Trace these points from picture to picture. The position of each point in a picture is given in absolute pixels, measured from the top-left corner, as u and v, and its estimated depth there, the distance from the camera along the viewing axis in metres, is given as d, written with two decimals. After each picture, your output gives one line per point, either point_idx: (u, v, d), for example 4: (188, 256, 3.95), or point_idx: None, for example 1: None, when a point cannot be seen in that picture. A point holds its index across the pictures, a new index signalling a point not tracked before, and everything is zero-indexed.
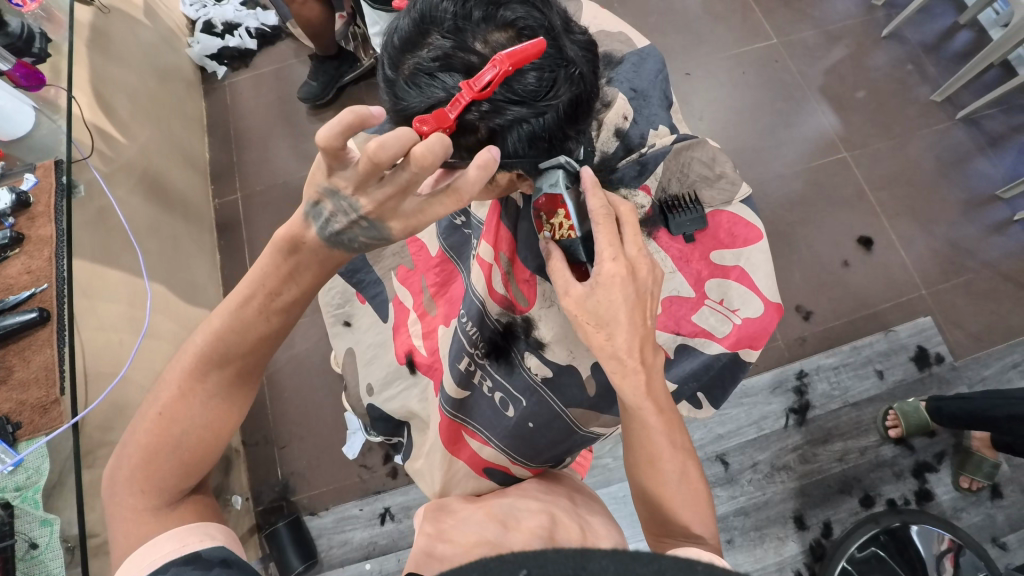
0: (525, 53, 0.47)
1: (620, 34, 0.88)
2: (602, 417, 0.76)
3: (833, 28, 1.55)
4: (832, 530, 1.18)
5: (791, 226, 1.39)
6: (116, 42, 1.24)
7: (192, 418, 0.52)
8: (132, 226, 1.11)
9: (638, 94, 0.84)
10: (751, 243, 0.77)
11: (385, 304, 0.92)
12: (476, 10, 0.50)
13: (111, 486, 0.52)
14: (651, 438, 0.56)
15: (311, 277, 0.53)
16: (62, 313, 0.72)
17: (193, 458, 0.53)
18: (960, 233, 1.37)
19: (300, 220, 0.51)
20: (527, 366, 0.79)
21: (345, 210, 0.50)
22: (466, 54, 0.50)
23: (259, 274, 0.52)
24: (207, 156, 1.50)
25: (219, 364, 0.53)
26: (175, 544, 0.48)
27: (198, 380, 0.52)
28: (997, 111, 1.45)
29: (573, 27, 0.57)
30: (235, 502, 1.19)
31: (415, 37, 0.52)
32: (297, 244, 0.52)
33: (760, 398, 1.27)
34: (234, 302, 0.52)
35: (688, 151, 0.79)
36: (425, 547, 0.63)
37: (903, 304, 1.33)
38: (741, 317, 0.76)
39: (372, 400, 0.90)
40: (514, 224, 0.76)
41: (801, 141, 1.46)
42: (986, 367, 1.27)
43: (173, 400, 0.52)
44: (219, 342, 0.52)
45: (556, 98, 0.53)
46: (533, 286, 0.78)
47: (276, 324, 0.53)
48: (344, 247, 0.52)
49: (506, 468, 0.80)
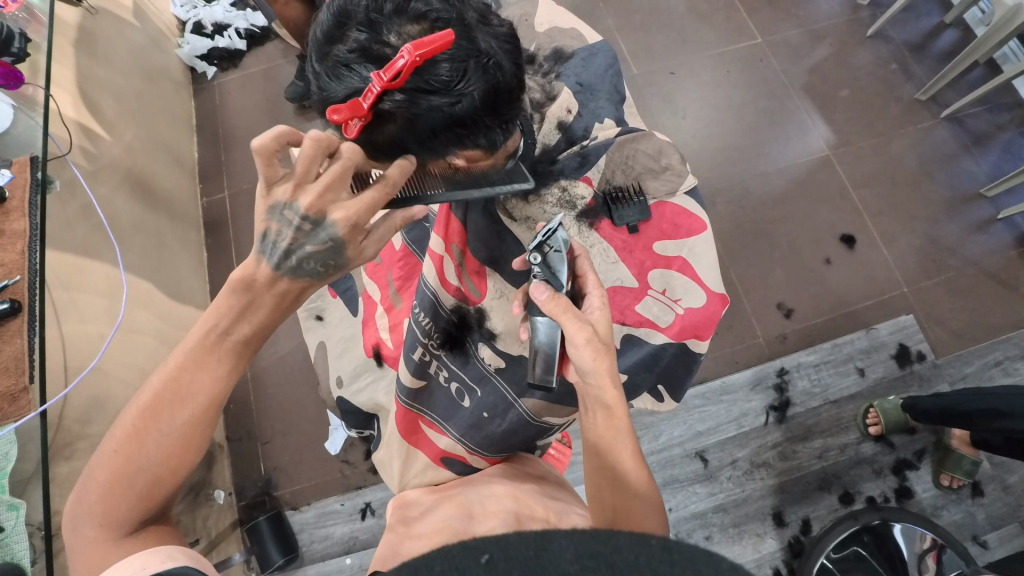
0: (433, 45, 0.48)
1: (573, 30, 0.89)
2: (563, 410, 0.77)
3: (818, 27, 1.56)
4: (811, 527, 1.18)
5: (772, 224, 1.40)
6: (103, 43, 1.26)
7: (147, 456, 0.50)
8: (114, 223, 1.12)
9: (584, 88, 0.85)
10: (694, 233, 0.79)
11: (356, 298, 0.94)
12: (388, 3, 0.51)
13: (70, 521, 0.51)
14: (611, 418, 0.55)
15: (266, 313, 0.55)
16: (34, 305, 0.74)
17: (152, 492, 0.50)
18: (943, 231, 1.37)
19: (251, 260, 0.54)
20: (481, 357, 0.81)
21: (289, 223, 0.53)
22: (381, 46, 0.52)
23: (212, 312, 0.52)
24: (195, 155, 1.52)
25: (176, 402, 0.50)
26: (136, 564, 0.46)
27: (153, 419, 0.50)
28: (982, 110, 1.45)
29: (493, 18, 0.57)
30: (217, 497, 1.21)
31: (334, 30, 0.53)
32: (251, 282, 0.54)
33: (740, 395, 1.27)
34: (192, 339, 0.52)
35: (632, 143, 0.80)
36: (395, 545, 0.63)
37: (885, 302, 1.33)
38: (684, 307, 0.78)
39: (342, 393, 0.91)
40: (464, 216, 0.79)
41: (784, 140, 1.46)
42: (967, 364, 1.27)
43: (127, 438, 0.49)
44: (177, 379, 0.51)
45: (469, 88, 0.54)
46: (484, 279, 0.81)
47: (231, 364, 0.53)
48: (303, 274, 0.56)
49: (464, 458, 0.81)
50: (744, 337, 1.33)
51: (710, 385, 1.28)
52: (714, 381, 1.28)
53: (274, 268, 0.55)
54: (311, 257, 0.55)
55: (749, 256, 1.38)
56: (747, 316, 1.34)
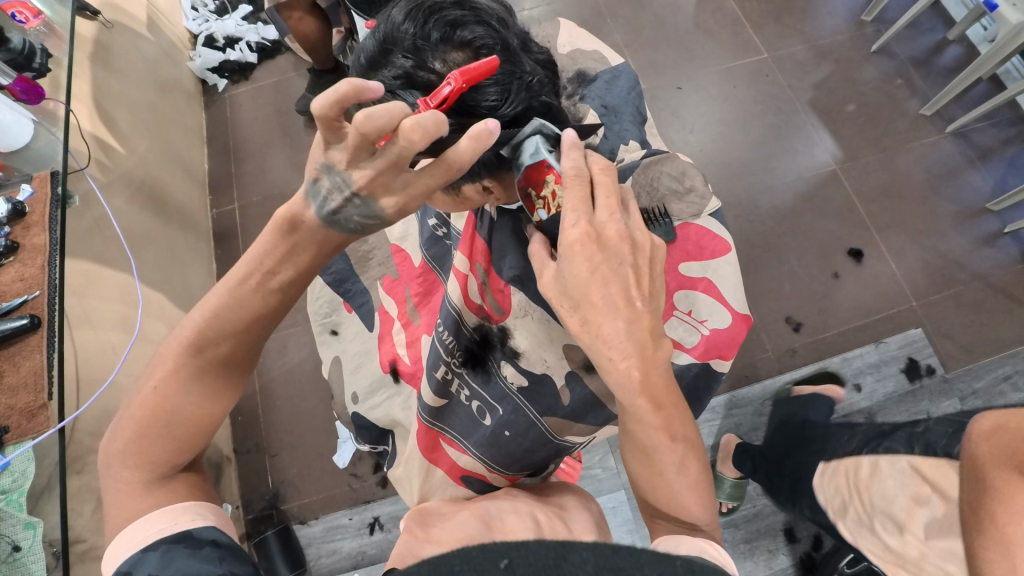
0: (479, 71, 0.48)
1: (594, 52, 0.91)
2: (581, 429, 0.78)
3: (823, 43, 1.58)
4: (823, 543, 1.17)
5: (780, 238, 1.40)
6: (118, 56, 1.28)
7: (187, 395, 0.54)
8: (127, 235, 1.13)
9: (609, 111, 0.87)
10: (718, 255, 0.79)
11: (371, 313, 0.94)
12: (435, 31, 0.52)
13: (106, 459, 0.54)
14: (646, 432, 0.55)
15: (308, 258, 0.55)
16: (53, 320, 0.74)
17: (187, 432, 0.54)
18: (951, 246, 1.38)
19: (300, 200, 0.52)
20: (503, 375, 0.80)
21: (339, 186, 0.51)
22: (427, 72, 0.53)
23: (258, 252, 0.53)
24: (205, 167, 1.53)
25: (216, 339, 0.54)
26: (168, 519, 0.49)
27: (194, 357, 0.53)
28: (986, 125, 1.47)
29: (532, 45, 0.59)
30: (225, 510, 1.20)
31: (379, 56, 0.54)
32: (297, 224, 0.53)
33: (750, 410, 1.28)
34: (234, 280, 0.54)
35: (657, 165, 0.81)
36: (411, 548, 0.63)
37: (893, 316, 1.33)
38: (708, 328, 0.78)
39: (357, 408, 0.91)
40: (489, 235, 0.79)
41: (791, 155, 1.48)
42: (978, 379, 1.27)
43: (169, 375, 0.53)
44: (216, 319, 0.53)
45: (512, 109, 0.56)
46: (507, 296, 0.80)
47: (272, 305, 0.55)
48: (341, 227, 0.54)
49: (483, 476, 0.81)
50: (753, 350, 1.33)
51: (719, 399, 1.29)
52: (723, 395, 1.30)
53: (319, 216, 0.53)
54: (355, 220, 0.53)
55: (757, 270, 1.38)
56: (757, 331, 1.34)
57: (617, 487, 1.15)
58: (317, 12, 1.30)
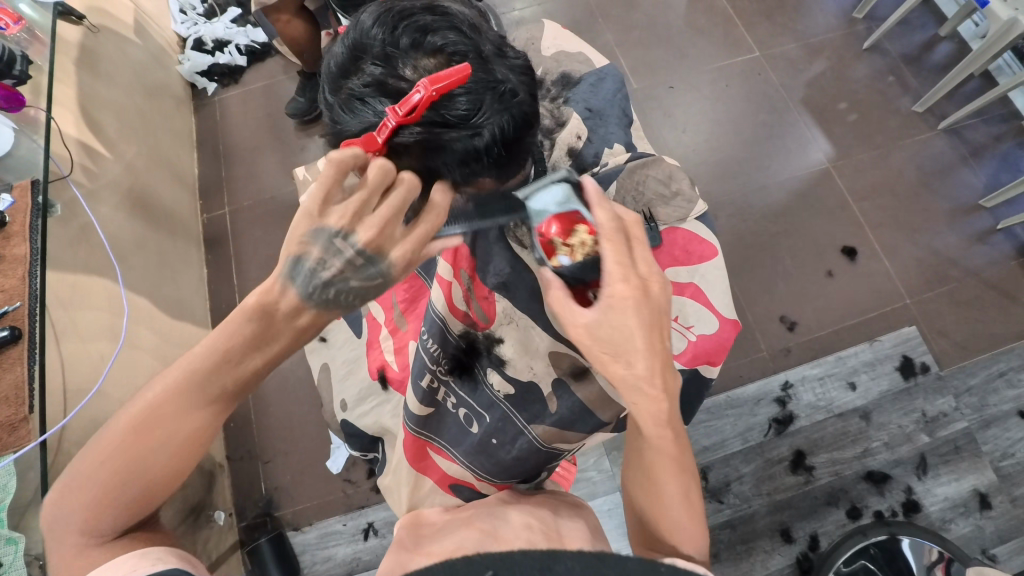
0: (449, 79, 0.50)
1: (578, 54, 0.91)
2: (571, 436, 0.77)
3: (815, 41, 1.57)
4: (820, 543, 1.17)
5: (773, 237, 1.40)
6: (104, 61, 1.26)
7: (142, 468, 0.47)
8: (112, 243, 1.11)
9: (595, 113, 0.86)
10: (706, 259, 0.79)
11: (359, 320, 0.93)
12: (404, 37, 0.52)
13: (50, 515, 0.48)
14: (654, 458, 0.55)
15: (288, 340, 0.51)
16: (34, 332, 0.72)
17: (141, 504, 0.48)
18: (944, 243, 1.38)
19: (281, 280, 0.50)
20: (490, 383, 0.79)
21: (330, 257, 0.50)
22: (397, 80, 0.52)
23: (232, 327, 0.48)
24: (195, 172, 1.52)
25: (176, 415, 0.48)
26: (125, 568, 0.44)
27: (142, 447, 0.47)
28: (978, 121, 1.47)
29: (508, 51, 0.58)
30: (218, 518, 1.19)
31: (348, 64, 0.53)
32: (278, 306, 0.50)
33: (745, 410, 1.27)
34: (195, 362, 0.48)
35: (642, 169, 0.81)
36: (405, 561, 0.62)
37: (887, 314, 1.33)
38: (696, 334, 0.77)
39: (346, 416, 0.90)
40: (473, 242, 0.77)
41: (784, 154, 1.47)
42: (971, 376, 1.27)
43: (122, 446, 0.46)
44: (181, 393, 0.48)
45: (485, 121, 0.54)
46: (492, 303, 0.80)
47: (245, 383, 0.51)
48: (337, 305, 0.52)
49: (472, 484, 0.81)
50: (748, 350, 1.32)
51: (716, 399, 1.28)
52: (719, 395, 1.28)
53: (302, 297, 0.51)
54: (351, 291, 0.52)
55: (751, 269, 1.38)
56: (751, 330, 1.34)
57: (613, 490, 1.15)
58: (305, 14, 1.29)
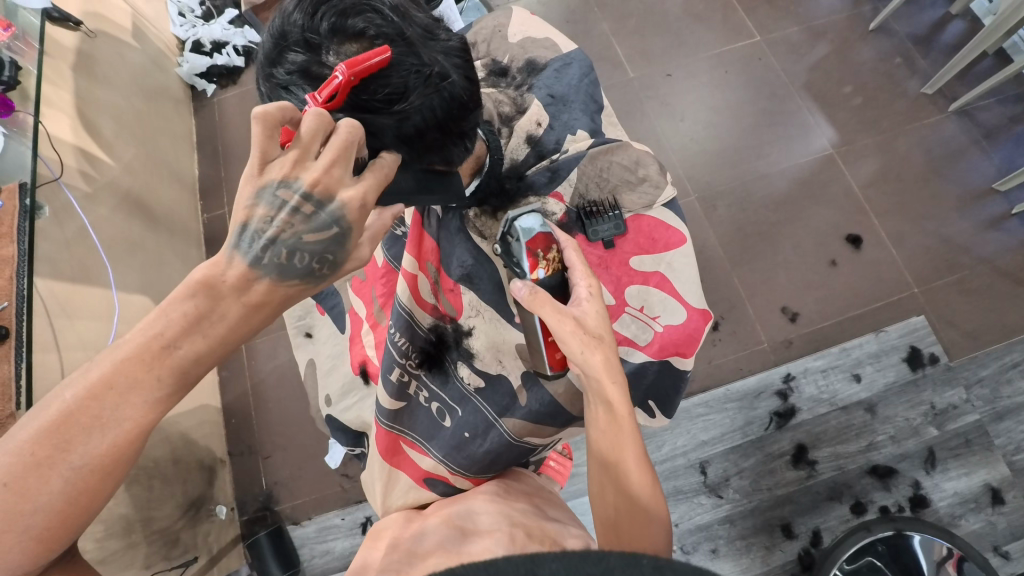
0: (368, 62, 0.49)
1: (547, 40, 0.90)
2: (545, 430, 0.78)
3: (818, 23, 1.53)
4: (822, 538, 1.14)
5: (774, 226, 1.36)
6: (101, 65, 1.28)
7: (49, 492, 0.44)
8: (106, 244, 1.12)
9: (556, 100, 0.86)
10: (671, 247, 0.79)
11: (342, 315, 0.94)
12: (324, 22, 0.51)
13: None
14: (622, 439, 0.59)
15: (223, 327, 0.48)
16: (21, 331, 0.74)
17: (52, 530, 0.45)
18: (954, 229, 1.33)
19: (224, 255, 0.48)
20: (460, 376, 0.81)
21: (276, 211, 0.49)
22: (320, 67, 0.52)
23: (159, 321, 0.46)
24: (195, 172, 1.54)
25: (91, 428, 0.44)
26: None
27: (58, 449, 0.44)
28: (991, 102, 1.41)
29: (440, 33, 0.57)
30: (219, 512, 1.22)
31: (273, 53, 0.53)
32: (216, 285, 0.47)
33: (744, 403, 1.24)
34: (124, 354, 0.46)
35: (606, 155, 0.81)
36: (384, 559, 0.62)
37: (894, 304, 1.29)
38: (662, 324, 0.78)
39: (331, 411, 0.92)
40: (437, 233, 0.80)
41: (786, 141, 1.43)
42: (983, 367, 1.23)
43: (27, 469, 0.43)
44: (94, 402, 0.45)
45: (411, 104, 0.54)
46: (459, 295, 0.81)
47: (173, 385, 0.47)
48: (293, 271, 0.50)
49: (446, 479, 0.81)
50: (748, 343, 1.29)
51: (714, 393, 1.25)
52: (717, 389, 1.25)
53: (251, 266, 0.48)
54: (308, 252, 0.50)
55: (752, 259, 1.34)
56: (751, 322, 1.30)
57: None
58: None
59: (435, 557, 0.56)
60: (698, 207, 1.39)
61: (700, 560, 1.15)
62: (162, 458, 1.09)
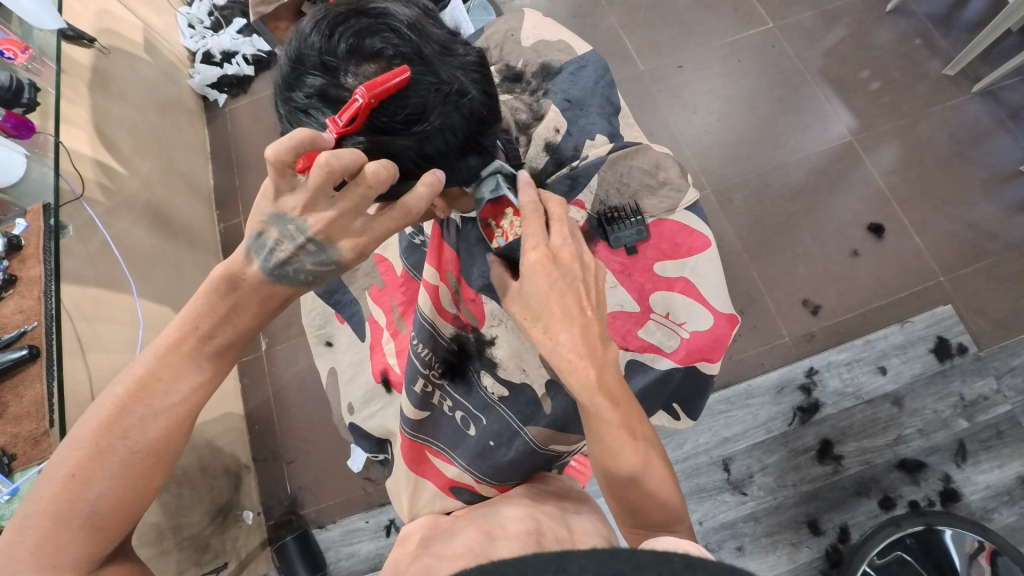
0: (387, 84, 0.49)
1: (559, 43, 0.89)
2: (569, 436, 0.78)
3: (832, 7, 1.49)
4: (850, 534, 1.13)
5: (793, 218, 1.34)
6: (116, 81, 1.30)
7: (109, 479, 0.47)
8: (127, 257, 1.14)
9: (573, 104, 0.84)
10: (695, 252, 0.78)
11: (362, 323, 0.95)
12: (341, 44, 0.51)
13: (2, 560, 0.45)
14: (607, 433, 0.55)
15: (249, 316, 0.54)
16: (51, 349, 0.76)
17: (112, 520, 0.48)
18: (980, 215, 1.29)
19: (244, 255, 0.52)
20: (484, 386, 0.81)
21: (292, 235, 0.51)
22: (339, 89, 0.52)
23: (193, 315, 0.52)
24: (210, 182, 1.56)
25: (146, 413, 0.49)
26: None
27: (117, 435, 0.48)
28: (1017, 81, 1.36)
29: (457, 47, 0.57)
30: (246, 517, 1.24)
31: (291, 76, 0.53)
32: (239, 280, 0.53)
33: (765, 400, 1.22)
34: (165, 344, 0.52)
35: (625, 159, 0.80)
36: (412, 563, 0.62)
37: (920, 293, 1.26)
38: (688, 330, 0.77)
39: (353, 419, 0.92)
40: (456, 244, 0.80)
41: (803, 130, 1.40)
42: (1014, 356, 1.19)
43: (88, 459, 0.47)
44: (146, 391, 0.50)
45: (431, 124, 0.54)
46: (480, 305, 0.80)
47: (211, 370, 0.53)
48: (288, 281, 0.54)
49: (471, 487, 0.81)
50: (769, 337, 1.27)
51: (735, 389, 1.24)
52: (739, 385, 1.24)
53: (264, 273, 0.53)
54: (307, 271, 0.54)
55: (771, 252, 1.32)
56: (772, 316, 1.28)
57: None
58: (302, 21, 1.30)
59: (461, 561, 0.56)
60: (714, 201, 1.37)
61: (727, 558, 1.14)
62: (188, 464, 1.11)
